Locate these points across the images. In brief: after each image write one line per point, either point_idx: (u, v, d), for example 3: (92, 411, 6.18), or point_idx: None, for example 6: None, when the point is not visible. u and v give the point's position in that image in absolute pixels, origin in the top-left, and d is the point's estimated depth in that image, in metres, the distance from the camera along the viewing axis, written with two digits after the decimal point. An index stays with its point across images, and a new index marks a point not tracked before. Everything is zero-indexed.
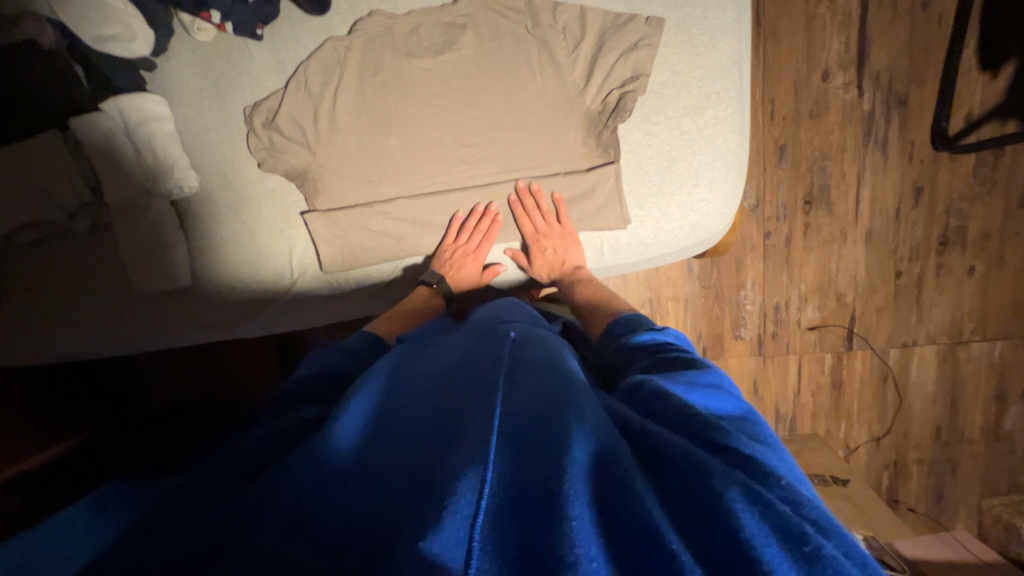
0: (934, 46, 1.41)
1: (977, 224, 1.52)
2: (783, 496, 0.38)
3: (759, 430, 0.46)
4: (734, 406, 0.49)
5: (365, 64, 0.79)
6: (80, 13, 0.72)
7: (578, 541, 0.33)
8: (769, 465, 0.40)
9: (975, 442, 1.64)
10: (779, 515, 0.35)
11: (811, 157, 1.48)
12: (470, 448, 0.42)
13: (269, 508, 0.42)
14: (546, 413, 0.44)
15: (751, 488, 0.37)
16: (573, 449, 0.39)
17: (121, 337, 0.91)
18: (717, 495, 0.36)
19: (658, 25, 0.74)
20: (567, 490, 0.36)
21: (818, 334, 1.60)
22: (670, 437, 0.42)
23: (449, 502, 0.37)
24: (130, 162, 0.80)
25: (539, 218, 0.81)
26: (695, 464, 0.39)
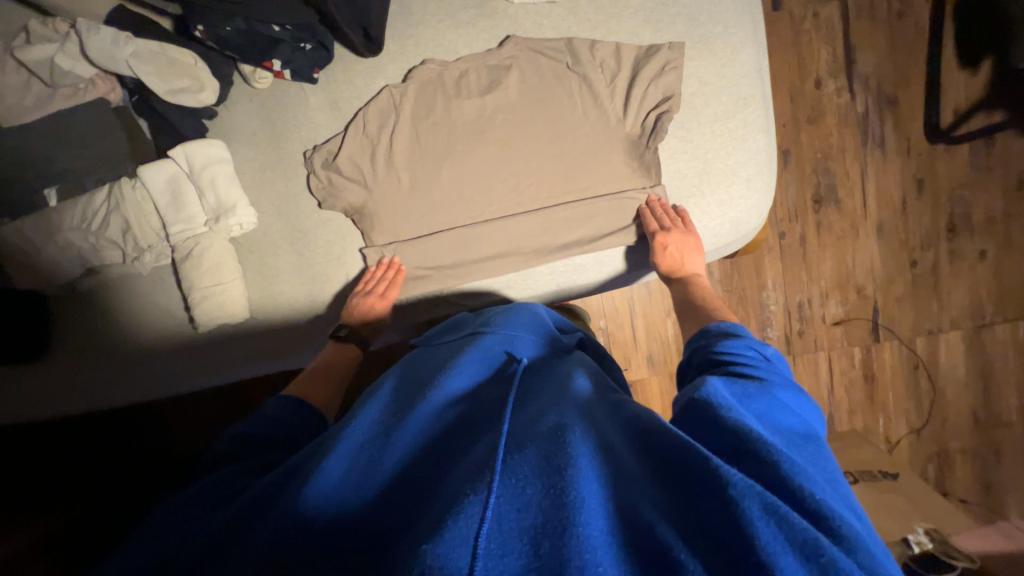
0: (915, 50, 1.52)
1: (981, 209, 1.57)
2: (813, 508, 0.39)
3: (802, 444, 0.48)
4: (796, 424, 0.51)
5: (418, 108, 0.85)
6: (154, 70, 0.77)
7: (586, 548, 0.36)
8: (802, 481, 0.41)
9: (1014, 425, 1.64)
10: (796, 527, 0.36)
11: (814, 159, 1.56)
12: (479, 463, 0.44)
13: (274, 521, 0.45)
14: (553, 431, 0.47)
15: (769, 498, 0.38)
16: (578, 464, 0.42)
17: (149, 384, 0.92)
18: (733, 503, 0.38)
19: (679, 49, 0.81)
20: (575, 498, 0.39)
21: (844, 328, 1.62)
22: (691, 441, 0.43)
23: (457, 509, 0.39)
24: (196, 205, 0.85)
25: (665, 219, 0.82)
26: (713, 471, 0.40)
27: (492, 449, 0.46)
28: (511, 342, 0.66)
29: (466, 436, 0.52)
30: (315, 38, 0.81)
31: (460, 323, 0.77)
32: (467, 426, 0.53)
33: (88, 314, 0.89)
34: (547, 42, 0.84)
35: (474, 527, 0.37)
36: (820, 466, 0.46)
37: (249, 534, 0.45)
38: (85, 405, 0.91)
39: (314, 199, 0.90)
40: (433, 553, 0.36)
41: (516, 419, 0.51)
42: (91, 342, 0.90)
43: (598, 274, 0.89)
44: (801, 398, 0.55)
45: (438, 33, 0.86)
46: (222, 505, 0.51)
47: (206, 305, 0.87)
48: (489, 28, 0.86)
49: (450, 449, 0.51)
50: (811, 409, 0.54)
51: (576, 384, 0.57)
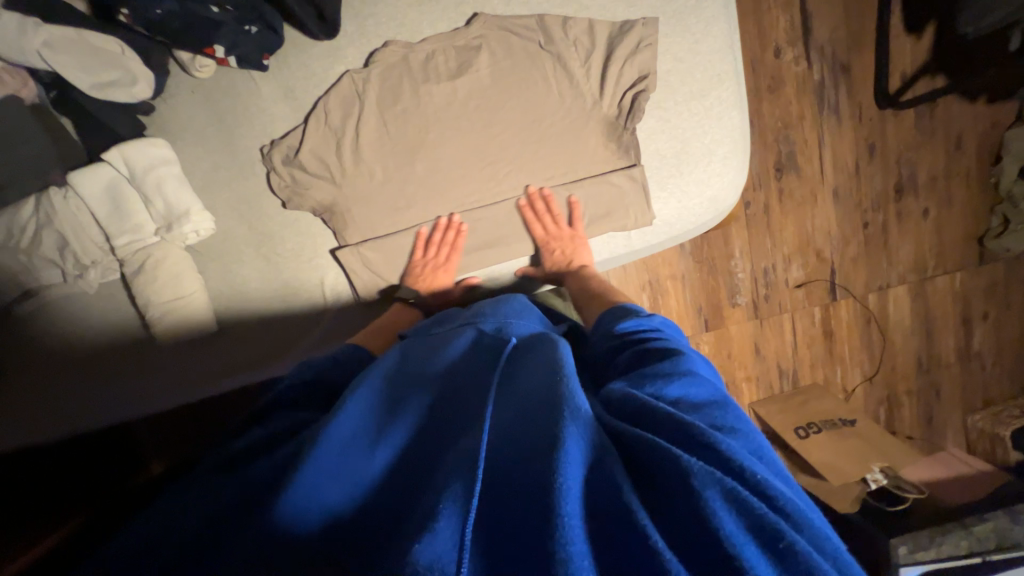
0: (865, 16, 1.56)
1: (925, 169, 1.67)
2: (760, 489, 0.38)
3: (722, 416, 0.46)
4: (710, 392, 0.49)
5: (384, 94, 0.80)
6: (73, 61, 0.68)
7: (570, 538, 0.33)
8: (742, 461, 0.39)
9: (952, 364, 1.81)
10: (757, 512, 0.35)
11: (775, 128, 1.59)
12: (457, 464, 0.40)
13: (249, 534, 0.41)
14: (544, 415, 0.42)
15: (729, 484, 0.37)
16: (569, 446, 0.38)
17: (114, 407, 0.84)
18: (695, 493, 0.36)
19: (652, 25, 0.79)
20: (561, 486, 0.36)
21: (806, 290, 1.71)
22: (644, 433, 0.41)
23: (435, 516, 0.36)
24: (143, 213, 0.77)
25: (548, 222, 0.83)
26: (673, 462, 0.38)
27: (475, 445, 0.41)
28: (501, 324, 0.60)
29: (453, 427, 0.47)
30: (261, 19, 0.73)
31: (451, 316, 0.70)
32: (454, 414, 0.48)
33: (32, 336, 0.81)
34: (517, 20, 0.80)
35: (456, 535, 0.35)
36: (745, 435, 0.45)
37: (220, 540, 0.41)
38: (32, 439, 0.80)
39: (279, 200, 0.83)
40: (422, 554, 0.33)
41: (505, 407, 0.46)
42: (41, 368, 0.82)
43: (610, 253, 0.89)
44: (699, 361, 0.55)
45: (399, 12, 0.79)
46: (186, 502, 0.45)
47: (170, 317, 0.81)
48: (453, 5, 0.80)
49: (436, 443, 0.46)
50: (710, 371, 0.54)
51: (564, 354, 0.51)
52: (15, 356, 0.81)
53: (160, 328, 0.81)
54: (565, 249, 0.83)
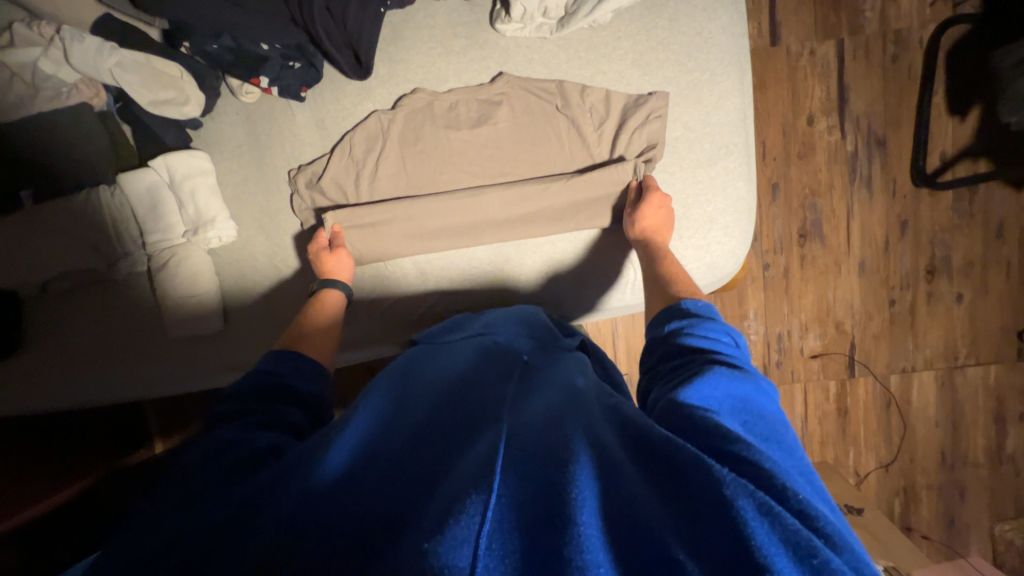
0: (905, 94, 1.43)
1: (961, 253, 1.50)
2: (798, 508, 0.38)
3: (779, 435, 0.47)
4: (772, 409, 0.50)
5: (406, 135, 0.86)
6: (139, 80, 0.78)
7: (587, 547, 0.35)
8: (785, 479, 0.40)
9: (980, 466, 1.58)
10: (790, 527, 0.36)
11: (802, 194, 1.47)
12: (478, 466, 0.43)
13: (272, 509, 0.43)
14: (559, 436, 0.46)
15: (760, 497, 0.37)
16: (579, 468, 0.42)
17: (139, 383, 0.91)
18: (728, 503, 0.37)
19: (663, 98, 0.82)
20: (574, 497, 0.39)
21: (821, 362, 1.55)
22: (683, 443, 0.42)
23: (457, 506, 0.38)
24: (174, 215, 0.85)
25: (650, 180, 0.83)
26: (707, 471, 0.39)
27: (492, 450, 0.45)
28: (511, 339, 0.70)
29: (466, 427, 0.52)
30: (304, 57, 0.82)
31: (463, 323, 0.80)
32: (466, 416, 0.54)
33: (69, 313, 0.90)
34: (538, 83, 0.85)
35: (477, 524, 0.36)
36: (795, 456, 0.46)
37: (249, 521, 0.43)
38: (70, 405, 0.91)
39: (297, 219, 0.90)
40: (435, 554, 0.34)
41: (516, 416, 0.51)
42: (69, 343, 0.90)
43: (591, 300, 0.90)
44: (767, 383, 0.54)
45: (428, 60, 0.86)
46: (201, 478, 0.49)
47: (182, 314, 0.87)
48: (477, 58, 0.86)
49: (451, 438, 0.51)
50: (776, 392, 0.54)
51: (575, 385, 0.57)
52: (54, 326, 0.90)
53: (177, 317, 0.87)
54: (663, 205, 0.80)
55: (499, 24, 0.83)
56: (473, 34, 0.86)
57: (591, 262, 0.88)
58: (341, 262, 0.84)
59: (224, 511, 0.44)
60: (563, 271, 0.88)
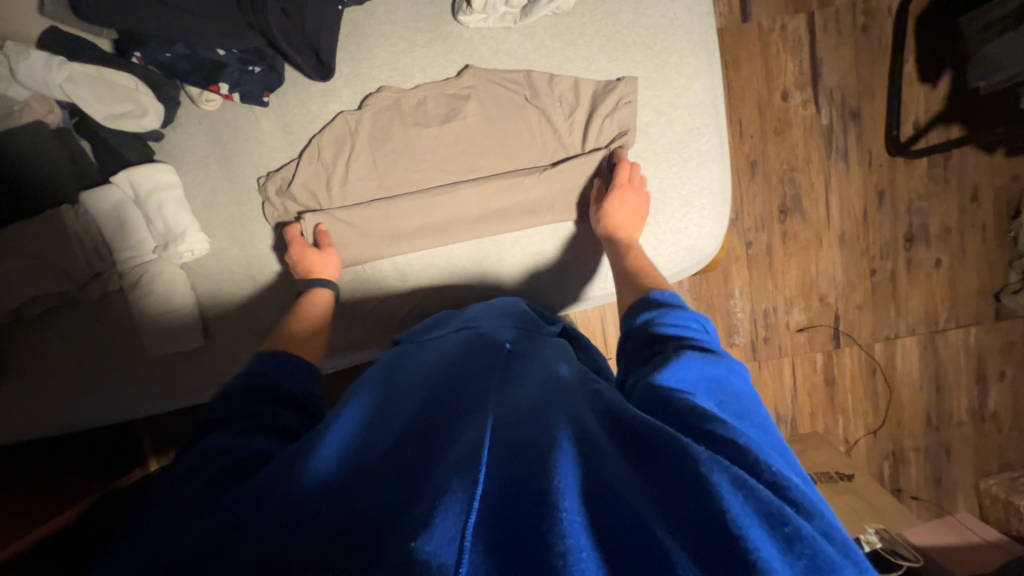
0: (877, 63, 1.44)
1: (938, 219, 1.53)
2: (772, 480, 0.39)
3: (751, 411, 0.47)
4: (745, 388, 0.50)
5: (375, 135, 0.84)
6: (92, 94, 0.75)
7: (568, 531, 0.35)
8: (760, 453, 0.40)
9: (964, 425, 1.62)
10: (763, 498, 0.36)
11: (780, 170, 1.48)
12: (462, 459, 0.42)
13: (255, 519, 0.42)
14: (542, 423, 0.46)
15: (736, 472, 0.38)
16: (560, 455, 0.42)
17: (126, 403, 0.90)
18: (704, 480, 0.37)
19: (631, 83, 0.82)
20: (557, 484, 0.39)
21: (807, 335, 1.57)
22: (657, 422, 0.43)
23: (440, 502, 0.38)
24: (143, 232, 0.83)
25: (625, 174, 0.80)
26: (683, 449, 0.40)
27: (477, 443, 0.44)
28: (493, 329, 0.69)
29: (451, 419, 0.52)
30: (264, 61, 0.80)
31: (444, 320, 0.79)
32: (451, 411, 0.53)
33: (43, 339, 0.88)
34: (505, 74, 0.83)
35: (460, 523, 0.36)
36: (766, 431, 0.46)
37: (234, 533, 0.42)
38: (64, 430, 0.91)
39: (271, 228, 0.88)
40: (421, 550, 0.34)
41: (500, 407, 0.50)
42: (46, 368, 0.88)
43: (574, 289, 0.90)
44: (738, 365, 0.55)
45: (392, 57, 0.85)
46: (189, 492, 0.48)
47: (160, 332, 0.85)
48: (443, 52, 0.85)
49: (436, 434, 0.50)
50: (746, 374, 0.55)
51: (557, 372, 0.56)
52: (30, 352, 0.88)
53: (155, 335, 0.85)
54: (631, 205, 0.79)
55: (462, 16, 0.81)
56: (436, 27, 0.84)
57: (571, 251, 0.88)
58: (327, 261, 0.83)
59: (209, 523, 0.43)
60: (544, 262, 0.88)
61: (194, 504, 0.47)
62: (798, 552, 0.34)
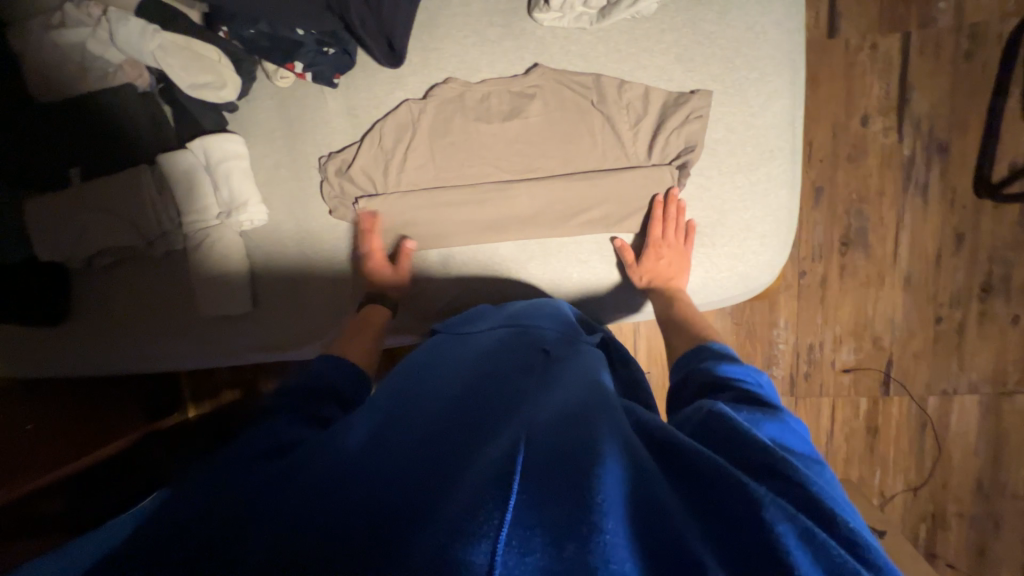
0: (976, 96, 1.31)
1: (1023, 272, 1.39)
2: (848, 537, 0.36)
3: (813, 465, 0.44)
4: (805, 447, 0.47)
5: (435, 125, 0.84)
6: (179, 63, 0.78)
7: (612, 555, 0.33)
8: (834, 506, 0.38)
9: (1020, 499, 1.48)
10: (834, 557, 0.34)
11: (848, 199, 1.38)
12: (497, 463, 0.40)
13: (294, 488, 0.43)
14: (585, 434, 0.43)
15: (804, 523, 0.35)
16: (604, 466, 0.39)
17: (175, 357, 0.96)
18: (766, 526, 0.35)
19: (705, 97, 0.78)
20: (601, 499, 0.36)
21: (853, 377, 1.47)
22: (719, 458, 0.40)
23: (481, 503, 0.36)
24: (209, 197, 0.87)
25: (670, 229, 0.80)
26: (744, 491, 0.37)
27: (513, 445, 0.42)
28: (533, 330, 0.68)
29: (488, 416, 0.50)
30: (339, 44, 0.81)
31: (482, 315, 0.77)
32: (488, 406, 0.52)
33: (111, 288, 0.94)
34: (573, 76, 0.81)
35: (497, 522, 0.35)
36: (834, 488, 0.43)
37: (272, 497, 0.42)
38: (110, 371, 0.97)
39: (325, 206, 0.91)
40: (456, 551, 0.33)
41: (534, 412, 0.48)
42: (111, 310, 0.95)
43: (620, 302, 0.87)
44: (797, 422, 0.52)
45: (461, 49, 0.84)
46: (240, 458, 0.50)
47: (213, 293, 0.90)
48: (512, 49, 0.83)
49: (470, 426, 0.49)
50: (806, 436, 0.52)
51: (601, 384, 0.54)
52: (98, 297, 0.95)
53: (206, 294, 0.90)
54: (669, 259, 0.80)
55: (537, 13, 0.80)
56: (509, 22, 0.83)
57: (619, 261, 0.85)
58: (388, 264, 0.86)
59: (251, 488, 0.44)
60: (589, 267, 0.86)
61: (243, 465, 0.48)
62: None
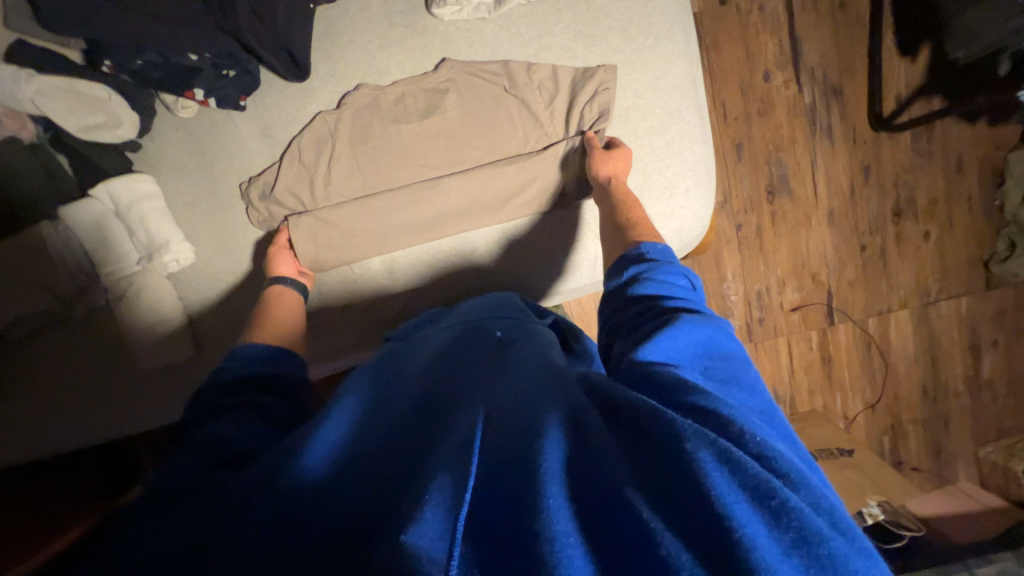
0: (856, 40, 1.44)
1: (924, 191, 1.54)
2: (757, 451, 0.36)
3: (736, 377, 0.45)
4: (727, 354, 0.47)
5: (355, 133, 0.84)
6: (63, 107, 0.74)
7: (555, 518, 0.34)
8: (744, 423, 0.38)
9: (961, 394, 1.64)
10: (749, 473, 0.34)
11: (766, 151, 1.48)
12: (447, 458, 0.40)
13: (244, 515, 0.41)
14: (533, 410, 0.44)
15: (720, 445, 0.35)
16: (549, 436, 0.40)
17: (119, 422, 0.89)
18: (687, 455, 0.35)
19: (611, 70, 0.81)
20: (543, 466, 0.37)
21: (801, 314, 1.57)
22: (644, 400, 0.40)
23: (427, 496, 0.37)
24: (125, 243, 0.82)
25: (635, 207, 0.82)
26: (668, 425, 0.37)
27: (466, 434, 0.42)
28: (485, 321, 0.69)
29: (442, 412, 0.50)
30: (239, 65, 0.79)
31: (435, 319, 0.77)
32: (442, 403, 0.52)
33: (30, 359, 0.87)
34: (484, 66, 0.83)
35: (447, 514, 0.35)
36: (755, 394, 0.45)
37: (228, 526, 0.40)
38: (49, 450, 0.89)
39: (256, 233, 0.87)
40: (412, 541, 0.34)
41: (489, 396, 0.49)
42: (35, 386, 0.87)
43: (569, 281, 0.89)
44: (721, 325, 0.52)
45: (369, 54, 0.84)
46: (186, 474, 0.48)
47: (149, 344, 0.85)
48: (419, 47, 0.84)
49: (426, 427, 0.49)
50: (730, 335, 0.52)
51: (550, 358, 0.55)
52: (17, 376, 0.87)
53: (138, 345, 0.84)
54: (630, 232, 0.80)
55: (436, 9, 0.81)
56: (412, 22, 0.83)
57: (560, 239, 0.87)
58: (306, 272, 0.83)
59: (191, 520, 0.42)
60: (532, 251, 0.87)
61: (186, 493, 0.45)
62: (786, 527, 0.32)
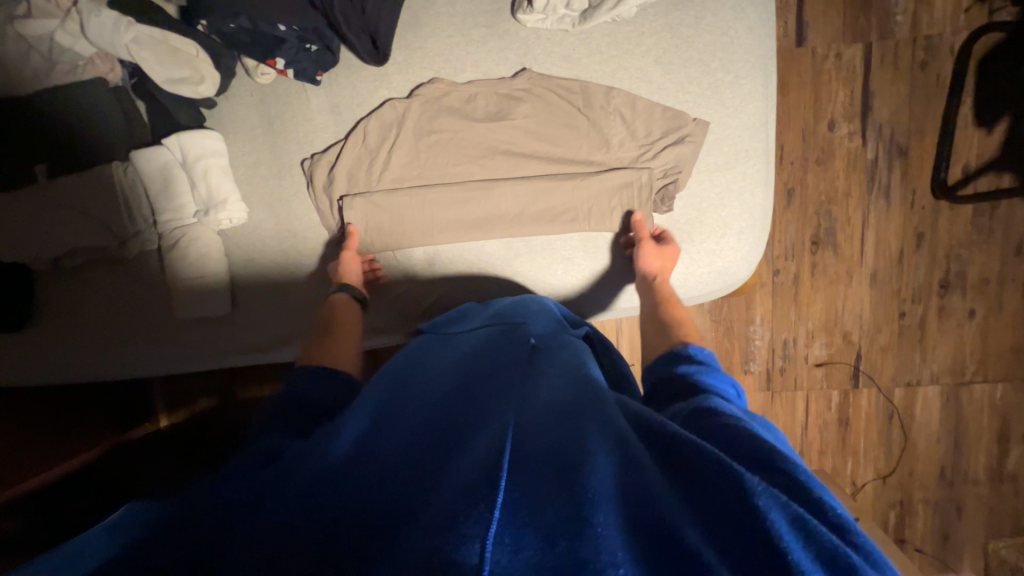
0: (932, 103, 1.39)
1: (977, 268, 1.47)
2: (836, 521, 0.36)
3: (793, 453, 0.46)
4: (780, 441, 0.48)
5: (421, 123, 0.85)
6: (153, 57, 0.77)
7: (604, 547, 0.33)
8: (817, 491, 0.38)
9: (980, 483, 1.56)
10: (825, 543, 0.34)
11: (817, 201, 1.44)
12: (486, 462, 0.40)
13: (281, 492, 0.41)
14: (572, 432, 0.43)
15: (794, 510, 0.35)
16: (594, 462, 0.39)
17: (149, 363, 0.92)
18: (760, 514, 0.35)
19: (701, 125, 0.82)
20: (591, 493, 0.36)
21: (825, 371, 1.53)
22: (706, 446, 0.40)
23: (474, 502, 0.35)
24: (185, 196, 0.85)
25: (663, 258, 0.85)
26: (736, 480, 0.37)
27: (501, 443, 0.42)
28: (520, 325, 0.68)
29: (475, 415, 0.50)
30: (321, 41, 0.80)
31: (468, 313, 0.77)
32: (474, 406, 0.52)
33: (77, 289, 0.90)
34: (559, 80, 0.83)
35: (490, 520, 0.34)
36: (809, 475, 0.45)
37: (262, 500, 0.40)
38: (81, 380, 0.92)
39: (309, 204, 0.90)
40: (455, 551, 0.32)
41: (524, 407, 0.48)
42: (77, 317, 0.90)
43: (601, 298, 0.88)
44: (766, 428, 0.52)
45: (446, 48, 0.85)
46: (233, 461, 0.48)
47: (194, 296, 0.88)
48: (497, 49, 0.85)
49: (459, 426, 0.49)
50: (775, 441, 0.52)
51: (589, 374, 0.54)
52: (62, 308, 0.90)
53: (182, 294, 0.87)
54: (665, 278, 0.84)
55: (521, 14, 0.81)
56: (494, 24, 0.84)
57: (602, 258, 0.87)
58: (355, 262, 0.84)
59: (229, 495, 0.41)
60: (573, 264, 0.87)
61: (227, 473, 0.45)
62: None
